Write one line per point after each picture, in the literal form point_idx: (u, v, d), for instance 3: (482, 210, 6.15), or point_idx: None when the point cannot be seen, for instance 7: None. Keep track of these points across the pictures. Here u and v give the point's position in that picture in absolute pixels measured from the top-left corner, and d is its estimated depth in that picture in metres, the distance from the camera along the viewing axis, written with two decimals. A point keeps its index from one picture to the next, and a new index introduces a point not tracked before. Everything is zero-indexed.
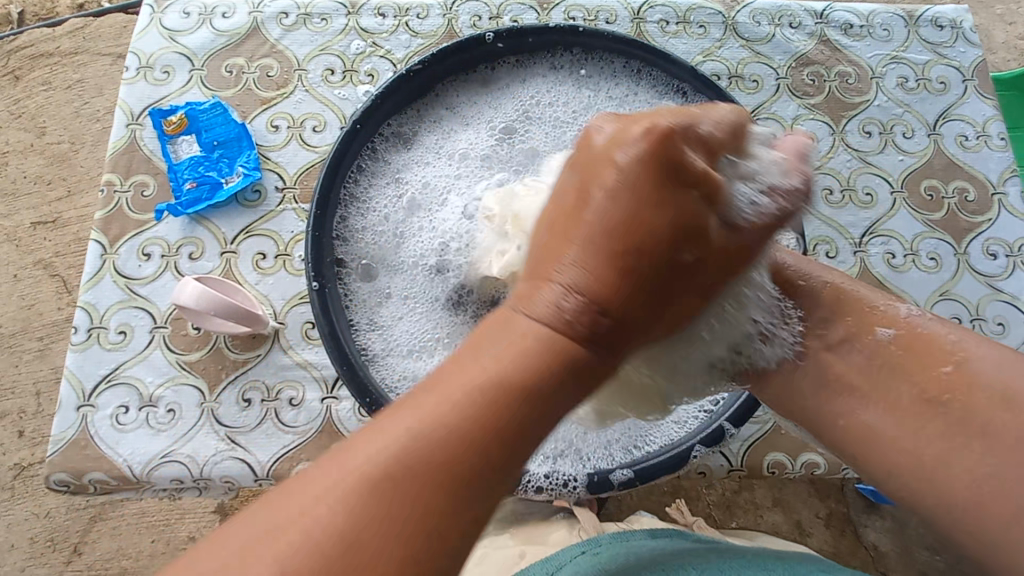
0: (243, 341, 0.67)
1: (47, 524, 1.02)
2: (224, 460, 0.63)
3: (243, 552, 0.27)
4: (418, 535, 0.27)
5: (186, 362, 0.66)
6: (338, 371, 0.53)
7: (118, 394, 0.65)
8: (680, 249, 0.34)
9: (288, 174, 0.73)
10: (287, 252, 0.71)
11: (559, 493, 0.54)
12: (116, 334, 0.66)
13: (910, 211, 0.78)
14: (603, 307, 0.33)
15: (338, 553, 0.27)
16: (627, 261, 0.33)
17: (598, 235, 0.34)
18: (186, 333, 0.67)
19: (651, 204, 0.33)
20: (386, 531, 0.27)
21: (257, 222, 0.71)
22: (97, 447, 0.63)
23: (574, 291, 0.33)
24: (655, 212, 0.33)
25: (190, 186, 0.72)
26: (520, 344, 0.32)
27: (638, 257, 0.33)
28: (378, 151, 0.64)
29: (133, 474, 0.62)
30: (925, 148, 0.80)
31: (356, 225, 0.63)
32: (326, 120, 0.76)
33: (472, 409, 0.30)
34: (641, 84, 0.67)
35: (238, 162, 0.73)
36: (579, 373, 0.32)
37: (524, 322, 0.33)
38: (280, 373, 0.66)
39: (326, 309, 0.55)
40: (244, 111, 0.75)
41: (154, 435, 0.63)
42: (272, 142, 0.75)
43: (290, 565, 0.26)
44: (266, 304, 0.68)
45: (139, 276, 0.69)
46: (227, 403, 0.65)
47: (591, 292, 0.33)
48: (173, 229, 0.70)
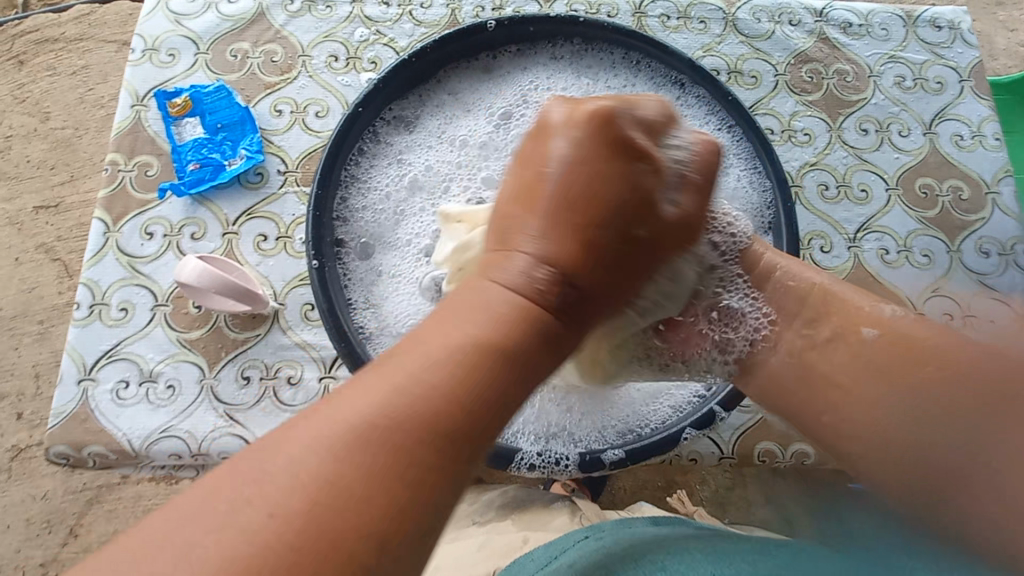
0: (242, 321, 0.68)
1: (44, 506, 1.03)
2: (223, 436, 0.64)
3: (227, 514, 0.27)
4: (402, 495, 0.29)
5: (187, 340, 0.67)
6: (337, 347, 0.55)
7: (119, 369, 0.65)
8: (631, 226, 0.41)
9: (290, 157, 0.74)
10: (288, 234, 0.71)
11: (551, 470, 0.55)
12: (118, 311, 0.67)
13: (904, 208, 0.79)
14: (567, 277, 0.38)
15: (322, 513, 0.27)
16: (588, 234, 0.40)
17: (562, 210, 0.40)
18: (186, 311, 0.68)
19: (601, 180, 0.41)
20: (370, 488, 0.28)
21: (259, 204, 0.72)
22: (97, 421, 0.64)
23: (540, 262, 0.38)
24: (604, 189, 0.41)
25: (193, 166, 0.73)
26: (495, 311, 0.35)
27: (596, 230, 0.40)
28: (379, 135, 0.65)
29: (132, 448, 0.63)
30: (920, 147, 0.81)
31: (357, 206, 0.63)
32: (329, 105, 0.77)
33: (453, 366, 0.32)
34: (640, 75, 0.68)
35: (242, 145, 0.74)
36: (548, 338, 0.36)
37: (493, 287, 0.36)
38: (278, 352, 0.67)
39: (325, 287, 0.56)
40: (248, 94, 0.76)
41: (154, 410, 0.64)
42: (275, 126, 0.75)
43: (277, 522, 0.27)
44: (266, 285, 0.69)
45: (142, 254, 0.69)
46: (226, 381, 0.66)
47: (555, 261, 0.38)
48: (176, 209, 0.71)
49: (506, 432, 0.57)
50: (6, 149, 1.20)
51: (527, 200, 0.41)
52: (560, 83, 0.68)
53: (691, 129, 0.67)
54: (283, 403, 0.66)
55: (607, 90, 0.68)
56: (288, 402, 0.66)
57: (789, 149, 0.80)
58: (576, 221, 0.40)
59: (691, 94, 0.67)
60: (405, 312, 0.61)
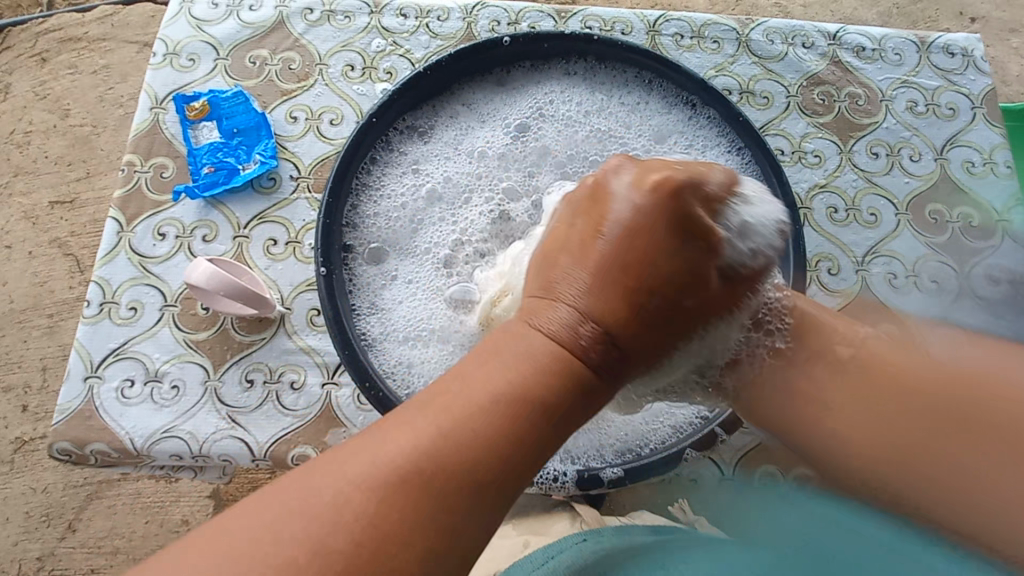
0: (249, 324, 0.68)
1: (44, 500, 1.04)
2: (224, 438, 0.64)
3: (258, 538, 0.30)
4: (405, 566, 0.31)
5: (193, 341, 0.67)
6: (339, 353, 0.55)
7: (125, 368, 0.66)
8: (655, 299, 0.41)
9: (303, 164, 0.75)
10: (298, 239, 0.72)
11: (548, 487, 0.56)
12: (127, 310, 0.68)
13: (914, 233, 0.78)
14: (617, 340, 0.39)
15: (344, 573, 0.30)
16: (637, 294, 0.40)
17: (615, 268, 0.41)
18: (194, 312, 0.68)
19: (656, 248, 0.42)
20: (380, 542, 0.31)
21: (270, 209, 0.73)
22: (101, 419, 0.64)
23: (580, 312, 0.39)
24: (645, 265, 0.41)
25: (208, 170, 0.74)
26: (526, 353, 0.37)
27: (645, 291, 0.41)
28: (392, 144, 0.66)
29: (133, 447, 0.63)
30: (931, 172, 0.81)
31: (368, 214, 0.64)
32: (343, 113, 0.78)
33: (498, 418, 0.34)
34: (653, 94, 0.69)
35: (256, 150, 0.75)
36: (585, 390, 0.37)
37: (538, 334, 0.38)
38: (283, 356, 0.67)
39: (331, 292, 0.57)
40: (264, 100, 0.77)
41: (157, 410, 0.65)
42: (290, 132, 0.76)
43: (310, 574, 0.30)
44: (274, 289, 0.70)
45: (153, 254, 0.70)
46: (229, 383, 0.66)
47: (600, 314, 0.39)
48: (189, 211, 0.72)
49: None
50: (25, 144, 1.22)
51: (587, 252, 0.42)
52: (571, 100, 0.69)
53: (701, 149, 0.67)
54: (285, 407, 0.66)
55: (619, 108, 0.69)
56: (290, 407, 0.66)
57: (799, 171, 0.80)
58: (633, 279, 0.41)
59: (702, 115, 0.67)
60: (407, 320, 0.62)
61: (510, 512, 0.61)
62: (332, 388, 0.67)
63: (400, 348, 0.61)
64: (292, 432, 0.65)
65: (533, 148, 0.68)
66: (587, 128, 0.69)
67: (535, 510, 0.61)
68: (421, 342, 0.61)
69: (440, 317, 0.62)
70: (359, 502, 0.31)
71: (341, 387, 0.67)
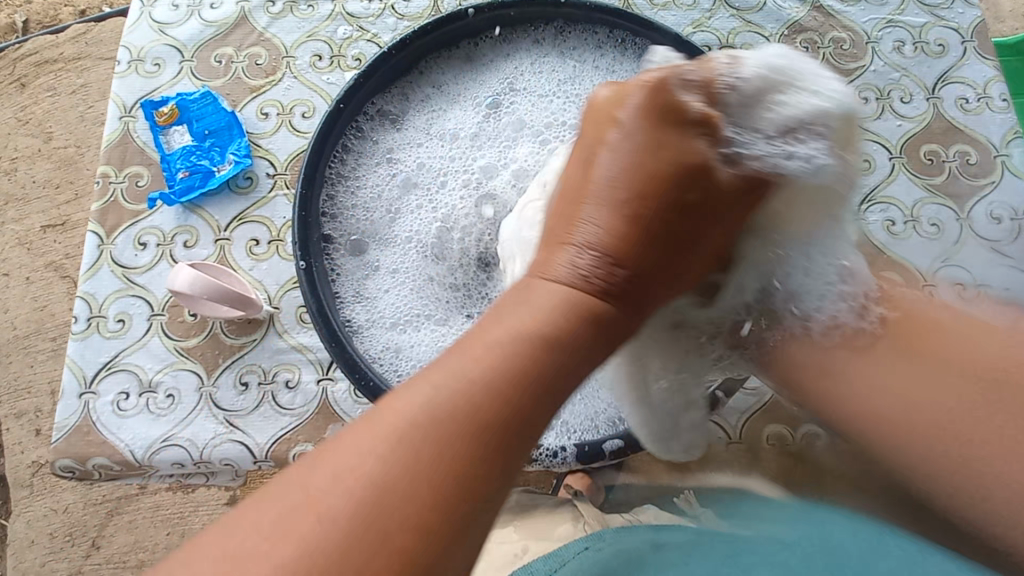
0: (237, 326, 0.67)
1: (65, 520, 1.02)
2: (223, 442, 0.63)
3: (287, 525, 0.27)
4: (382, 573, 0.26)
5: (184, 348, 0.67)
6: (327, 345, 0.54)
7: (118, 380, 0.65)
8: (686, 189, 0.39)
9: (278, 160, 0.74)
10: (280, 237, 0.71)
11: (549, 464, 0.51)
12: (115, 322, 0.67)
13: (910, 176, 0.76)
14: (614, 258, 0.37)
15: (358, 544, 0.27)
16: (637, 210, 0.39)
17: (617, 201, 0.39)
18: (182, 319, 0.68)
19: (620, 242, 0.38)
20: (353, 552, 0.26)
21: (249, 208, 0.72)
22: (99, 432, 0.64)
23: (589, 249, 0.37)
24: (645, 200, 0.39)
25: (183, 175, 0.72)
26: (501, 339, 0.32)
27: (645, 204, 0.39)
28: (365, 131, 0.64)
29: (135, 458, 0.63)
30: (923, 113, 0.78)
31: (345, 202, 0.62)
32: (315, 105, 0.76)
33: (452, 422, 0.29)
34: (627, 54, 0.66)
35: (230, 150, 0.73)
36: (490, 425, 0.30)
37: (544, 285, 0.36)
38: (275, 356, 0.67)
39: (314, 284, 0.55)
40: (234, 99, 0.76)
41: (155, 419, 0.64)
42: (263, 130, 0.75)
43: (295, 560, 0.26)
44: (260, 289, 0.69)
45: (136, 265, 0.69)
46: (224, 386, 0.65)
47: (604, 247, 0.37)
48: (168, 218, 0.71)
49: None
50: (12, 171, 1.22)
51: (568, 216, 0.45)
52: (544, 68, 0.67)
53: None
54: (282, 406, 0.65)
55: (593, 73, 0.67)
56: (287, 405, 0.65)
57: None
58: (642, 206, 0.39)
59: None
60: (392, 305, 0.61)
61: (518, 511, 0.59)
62: (327, 384, 0.66)
63: (386, 332, 0.60)
64: (292, 431, 0.64)
65: (508, 120, 0.67)
66: (562, 95, 0.67)
67: (542, 508, 0.59)
68: (410, 326, 0.60)
69: (430, 300, 0.61)
70: (359, 483, 0.28)
71: (336, 383, 0.66)
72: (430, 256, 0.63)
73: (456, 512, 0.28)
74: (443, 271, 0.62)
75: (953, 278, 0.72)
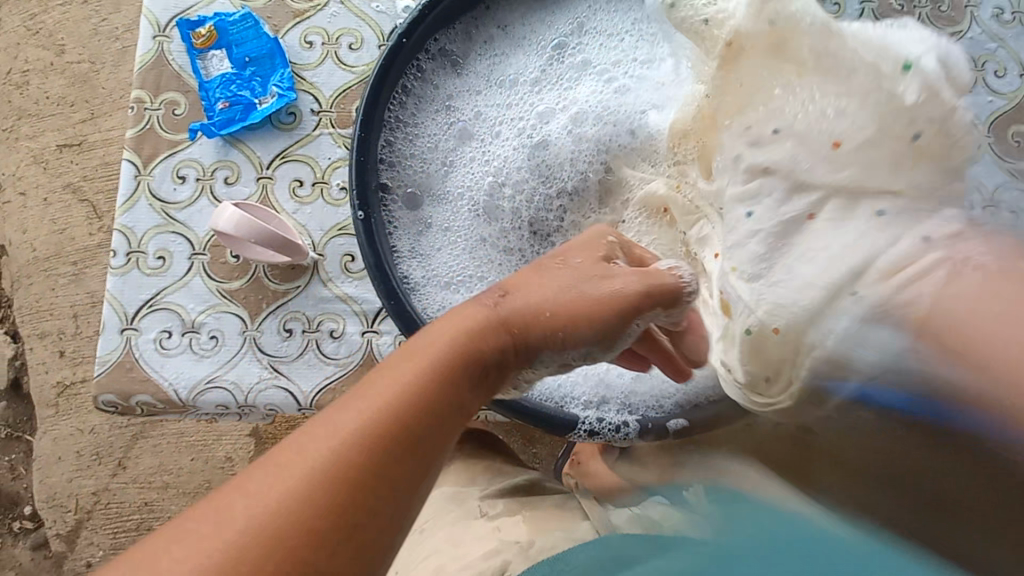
0: (281, 272, 0.65)
1: (93, 439, 1.05)
2: (268, 388, 0.62)
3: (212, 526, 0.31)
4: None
5: (227, 290, 0.65)
6: (384, 304, 0.51)
7: (160, 318, 0.64)
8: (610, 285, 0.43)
9: (323, 96, 0.69)
10: (325, 180, 0.67)
11: (610, 438, 0.51)
12: (156, 259, 0.65)
13: (993, 159, 0.71)
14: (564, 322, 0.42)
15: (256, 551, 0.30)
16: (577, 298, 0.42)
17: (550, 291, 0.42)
18: (224, 260, 0.65)
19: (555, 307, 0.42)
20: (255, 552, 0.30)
21: (292, 146, 0.68)
22: (143, 370, 0.63)
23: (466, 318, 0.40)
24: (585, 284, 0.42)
25: (223, 105, 0.68)
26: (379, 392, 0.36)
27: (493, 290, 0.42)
28: (424, 71, 0.59)
29: (178, 398, 0.62)
30: (1016, 90, 0.72)
31: (402, 151, 0.58)
32: (363, 36, 0.70)
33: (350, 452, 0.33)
34: None
35: (272, 81, 0.69)
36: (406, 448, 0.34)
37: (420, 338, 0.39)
38: (320, 304, 0.65)
39: (372, 239, 0.52)
40: (276, 24, 0.70)
41: (198, 361, 0.63)
42: (307, 60, 0.70)
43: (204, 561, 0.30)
44: (304, 234, 0.66)
45: (175, 200, 0.66)
46: (268, 332, 0.64)
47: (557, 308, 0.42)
48: (207, 152, 0.67)
49: (553, 394, 0.53)
50: (25, 84, 1.15)
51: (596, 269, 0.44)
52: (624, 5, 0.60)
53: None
54: (326, 356, 0.64)
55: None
56: (331, 355, 0.64)
57: None
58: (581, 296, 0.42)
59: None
60: (447, 264, 0.58)
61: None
62: (372, 336, 0.64)
63: (443, 292, 0.57)
64: (336, 381, 0.63)
65: (574, 65, 0.61)
66: (641, 36, 0.60)
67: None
68: (466, 287, 0.58)
69: (488, 263, 0.59)
70: (275, 505, 0.31)
71: (382, 336, 0.64)
72: (487, 216, 0.60)
73: (351, 527, 0.32)
74: (499, 231, 0.60)
75: None
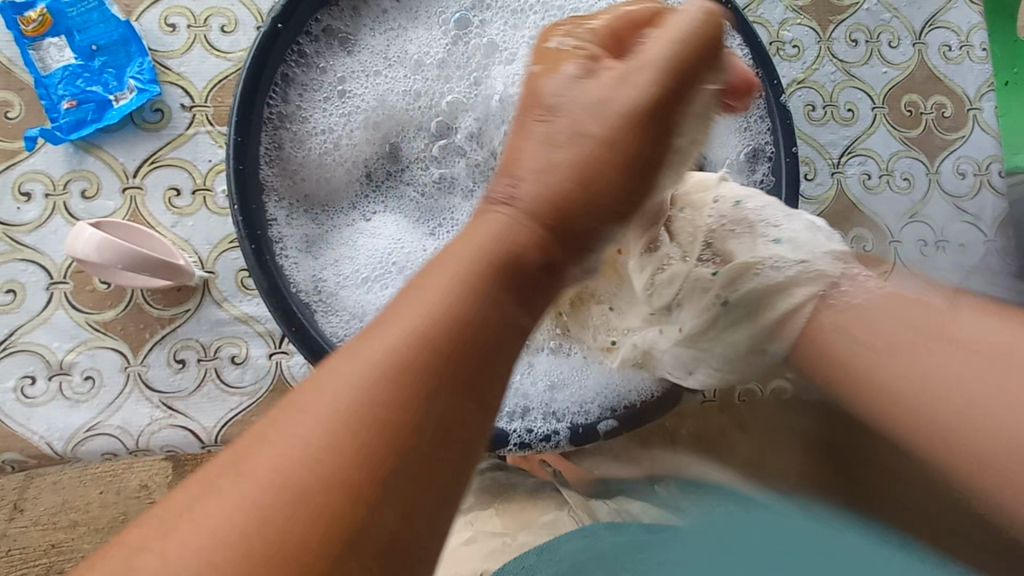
0: (165, 296, 0.57)
1: None
2: (162, 429, 0.56)
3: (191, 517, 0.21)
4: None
5: (99, 323, 0.56)
6: (285, 330, 0.46)
7: (19, 363, 0.55)
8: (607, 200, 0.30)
9: (196, 89, 0.60)
10: (207, 187, 0.59)
11: (542, 448, 0.48)
12: (4, 293, 0.55)
13: (889, 129, 0.74)
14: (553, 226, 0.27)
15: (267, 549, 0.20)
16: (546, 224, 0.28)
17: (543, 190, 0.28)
18: (92, 288, 0.56)
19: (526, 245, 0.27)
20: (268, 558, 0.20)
21: (164, 149, 0.59)
22: (5, 425, 0.54)
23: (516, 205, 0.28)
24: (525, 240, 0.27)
25: (69, 105, 0.57)
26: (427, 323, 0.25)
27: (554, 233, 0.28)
28: (307, 55, 0.51)
29: (55, 452, 0.54)
30: (908, 60, 0.75)
31: (294, 151, 0.52)
32: (237, 17, 0.61)
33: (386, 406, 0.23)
34: None
35: (129, 73, 0.59)
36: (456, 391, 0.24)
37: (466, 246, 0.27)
38: (215, 329, 0.58)
39: (261, 258, 0.46)
40: (127, 4, 0.59)
41: (73, 407, 0.55)
42: (170, 47, 0.60)
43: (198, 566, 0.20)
44: (189, 252, 0.58)
45: (20, 221, 0.56)
46: (156, 366, 0.56)
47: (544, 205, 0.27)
48: (56, 161, 0.57)
49: None
50: None
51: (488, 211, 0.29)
52: None
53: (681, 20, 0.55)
54: (228, 385, 0.57)
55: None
56: (234, 384, 0.57)
57: (777, 64, 0.73)
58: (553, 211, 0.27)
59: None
60: (355, 259, 0.53)
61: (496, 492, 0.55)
62: (281, 358, 0.58)
63: (355, 292, 0.52)
64: (243, 412, 0.57)
65: (478, 36, 0.54)
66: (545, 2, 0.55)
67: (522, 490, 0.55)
68: (374, 283, 0.52)
69: (408, 247, 0.53)
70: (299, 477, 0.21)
71: (292, 356, 0.58)
72: (391, 221, 0.55)
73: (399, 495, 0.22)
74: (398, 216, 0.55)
75: (917, 234, 0.73)
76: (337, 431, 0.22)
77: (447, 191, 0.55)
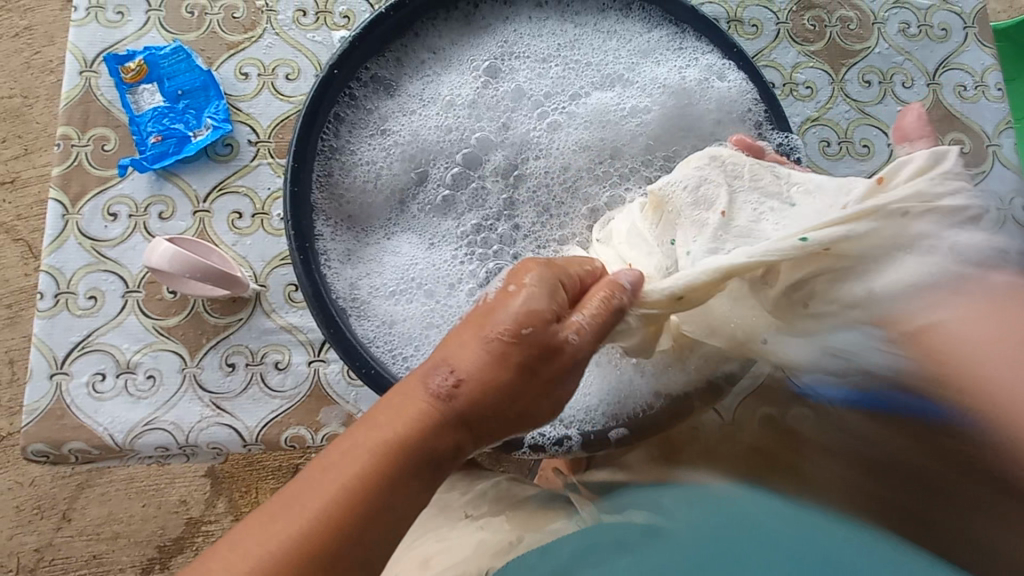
0: (222, 305, 0.64)
1: (32, 493, 0.94)
2: (211, 426, 0.61)
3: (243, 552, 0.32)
4: None
5: (164, 328, 0.63)
6: (325, 334, 0.51)
7: (92, 361, 0.62)
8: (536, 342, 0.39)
9: (261, 126, 0.69)
10: (265, 211, 0.67)
11: (555, 451, 0.51)
12: (87, 299, 0.63)
13: None
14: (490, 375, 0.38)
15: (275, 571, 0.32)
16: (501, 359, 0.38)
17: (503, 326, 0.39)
18: (161, 297, 0.64)
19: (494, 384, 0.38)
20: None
21: (231, 177, 0.67)
22: (74, 416, 0.60)
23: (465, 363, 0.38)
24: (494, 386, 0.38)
25: (155, 139, 0.67)
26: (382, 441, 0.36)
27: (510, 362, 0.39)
28: (357, 98, 0.59)
29: (115, 443, 0.60)
30: (923, 98, 0.78)
31: (341, 179, 0.59)
32: (300, 66, 0.71)
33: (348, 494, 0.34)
34: (630, 17, 0.63)
35: (206, 113, 0.68)
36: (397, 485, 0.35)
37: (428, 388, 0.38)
38: (263, 337, 0.64)
39: (310, 269, 0.52)
40: (209, 56, 0.70)
41: (134, 403, 0.61)
42: (242, 91, 0.69)
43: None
44: (245, 267, 0.65)
45: (106, 237, 0.65)
46: (209, 368, 0.62)
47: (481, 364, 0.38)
48: (140, 187, 0.66)
49: None
50: None
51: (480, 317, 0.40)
52: (542, 29, 0.63)
53: (688, 64, 0.61)
54: (271, 389, 0.62)
55: (595, 35, 0.63)
56: (277, 388, 0.62)
57: (791, 104, 0.77)
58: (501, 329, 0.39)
59: (687, 32, 0.61)
60: (388, 275, 0.58)
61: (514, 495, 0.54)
62: (320, 365, 0.63)
63: (387, 303, 0.57)
64: (283, 414, 0.62)
65: (505, 86, 0.62)
66: (560, 56, 0.63)
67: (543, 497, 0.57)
68: (403, 296, 0.58)
69: (435, 265, 0.59)
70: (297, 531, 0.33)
71: (330, 364, 0.63)
72: (417, 239, 0.61)
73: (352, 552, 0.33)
74: (427, 239, 0.61)
75: None
76: (321, 507, 0.34)
77: (471, 216, 0.61)
